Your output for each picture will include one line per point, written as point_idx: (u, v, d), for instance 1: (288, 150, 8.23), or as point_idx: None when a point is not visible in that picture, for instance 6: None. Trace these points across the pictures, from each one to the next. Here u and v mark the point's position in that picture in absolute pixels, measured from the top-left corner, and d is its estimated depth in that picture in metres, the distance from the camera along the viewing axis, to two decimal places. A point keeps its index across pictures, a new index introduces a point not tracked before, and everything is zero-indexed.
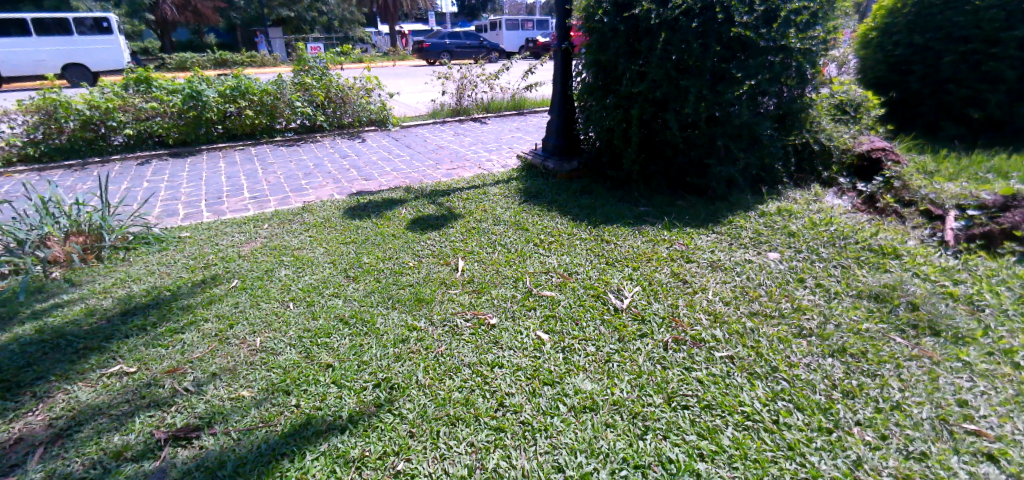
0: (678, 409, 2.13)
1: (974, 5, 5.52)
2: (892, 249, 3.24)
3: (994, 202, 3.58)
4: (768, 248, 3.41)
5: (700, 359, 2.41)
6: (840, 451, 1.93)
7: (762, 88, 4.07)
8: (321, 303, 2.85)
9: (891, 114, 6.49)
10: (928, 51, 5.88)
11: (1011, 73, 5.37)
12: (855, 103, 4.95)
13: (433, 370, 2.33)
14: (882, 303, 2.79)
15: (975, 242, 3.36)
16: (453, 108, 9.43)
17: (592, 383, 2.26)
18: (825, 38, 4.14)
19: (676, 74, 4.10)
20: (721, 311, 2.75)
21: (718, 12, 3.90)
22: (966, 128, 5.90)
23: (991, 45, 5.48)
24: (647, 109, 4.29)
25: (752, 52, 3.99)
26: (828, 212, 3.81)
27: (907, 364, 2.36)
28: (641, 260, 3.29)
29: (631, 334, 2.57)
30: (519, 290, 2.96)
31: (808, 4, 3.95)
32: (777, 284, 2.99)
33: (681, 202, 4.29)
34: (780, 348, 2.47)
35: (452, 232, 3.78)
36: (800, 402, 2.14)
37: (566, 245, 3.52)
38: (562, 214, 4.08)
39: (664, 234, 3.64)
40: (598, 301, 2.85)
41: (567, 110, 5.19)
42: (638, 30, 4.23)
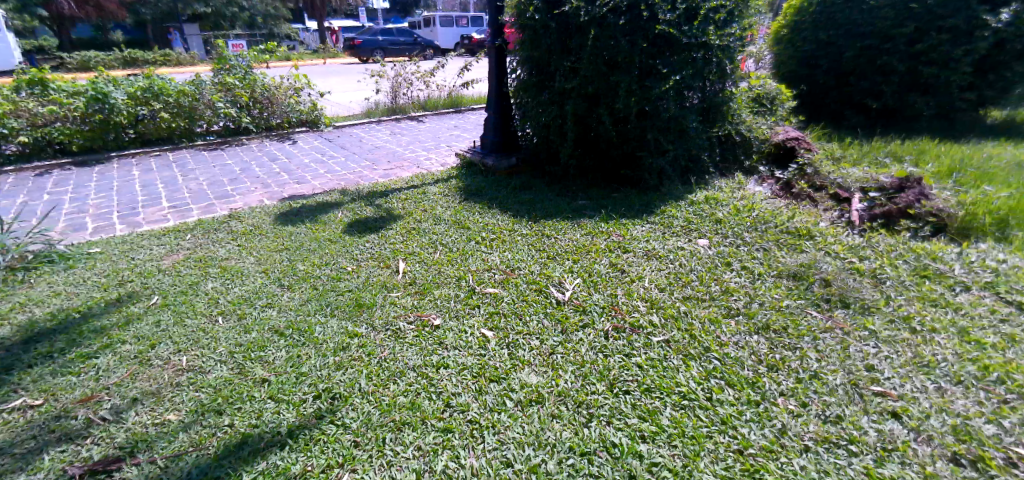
0: (620, 395, 2.20)
1: (870, 4, 5.97)
2: (807, 230, 3.50)
3: (892, 184, 3.94)
4: (698, 235, 3.59)
5: (639, 345, 2.51)
6: (767, 420, 2.07)
7: (687, 83, 4.26)
8: (254, 315, 2.73)
9: (803, 106, 7.01)
10: (832, 47, 6.37)
11: (902, 66, 5.91)
12: (770, 95, 5.28)
13: (377, 376, 2.29)
14: (799, 281, 3.01)
15: (876, 221, 3.68)
16: (388, 107, 9.25)
17: (537, 376, 2.30)
18: (741, 35, 4.38)
19: (606, 70, 4.23)
20: (657, 297, 2.87)
21: (643, 9, 4.03)
22: (866, 117, 6.46)
23: (885, 41, 5.96)
24: (581, 104, 4.40)
25: (677, 49, 4.16)
26: (750, 199, 4.06)
27: (822, 335, 2.56)
28: (581, 253, 3.37)
29: (573, 325, 2.64)
30: (462, 289, 2.96)
31: (725, 3, 4.16)
32: (707, 269, 3.15)
33: (617, 194, 4.42)
34: (712, 329, 2.61)
35: (391, 234, 3.71)
36: (730, 379, 2.28)
37: (506, 242, 3.55)
38: (503, 211, 4.11)
39: (602, 226, 3.74)
40: (540, 295, 2.90)
41: (503, 107, 5.22)
42: (570, 27, 4.32)
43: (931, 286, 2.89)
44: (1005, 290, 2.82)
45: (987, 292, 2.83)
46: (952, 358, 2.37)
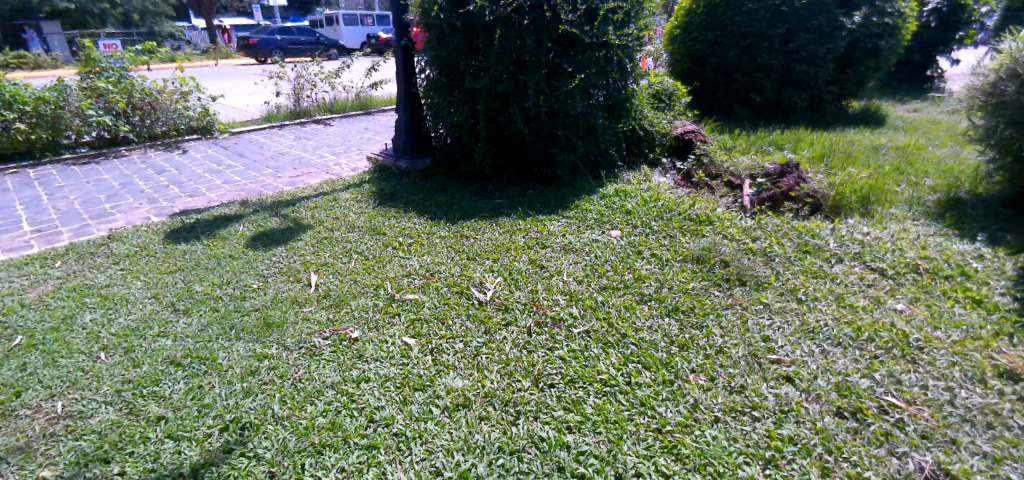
0: (545, 389, 2.24)
1: (748, 7, 6.50)
2: (706, 216, 3.75)
3: (775, 170, 4.32)
4: (611, 227, 3.73)
5: (561, 338, 2.56)
6: (681, 398, 2.20)
7: (591, 81, 4.41)
8: (143, 347, 2.47)
9: (698, 100, 7.48)
10: (718, 46, 6.86)
11: (778, 63, 6.51)
12: (667, 91, 5.59)
13: (291, 398, 2.16)
14: (702, 264, 3.22)
15: (765, 204, 4.01)
16: (290, 110, 8.76)
17: (462, 380, 2.28)
18: (638, 34, 4.58)
19: (514, 69, 4.27)
20: (575, 290, 2.94)
21: (545, 10, 4.12)
22: (752, 110, 7.04)
23: (763, 40, 6.52)
24: (492, 104, 4.41)
25: (580, 48, 4.30)
26: (655, 190, 4.28)
27: (724, 312, 2.76)
28: (500, 251, 3.39)
29: (496, 325, 2.64)
30: (380, 298, 2.87)
31: (622, 4, 4.34)
32: (621, 258, 3.29)
33: (532, 191, 4.49)
34: (627, 316, 2.73)
35: (301, 245, 3.52)
36: (647, 362, 2.39)
37: (424, 245, 3.49)
38: (419, 214, 4.03)
39: (520, 224, 3.78)
40: (461, 297, 2.88)
41: (414, 108, 5.12)
42: (475, 27, 4.30)
43: (812, 260, 3.21)
44: (870, 259, 3.20)
45: (856, 262, 3.19)
46: (832, 322, 2.65)
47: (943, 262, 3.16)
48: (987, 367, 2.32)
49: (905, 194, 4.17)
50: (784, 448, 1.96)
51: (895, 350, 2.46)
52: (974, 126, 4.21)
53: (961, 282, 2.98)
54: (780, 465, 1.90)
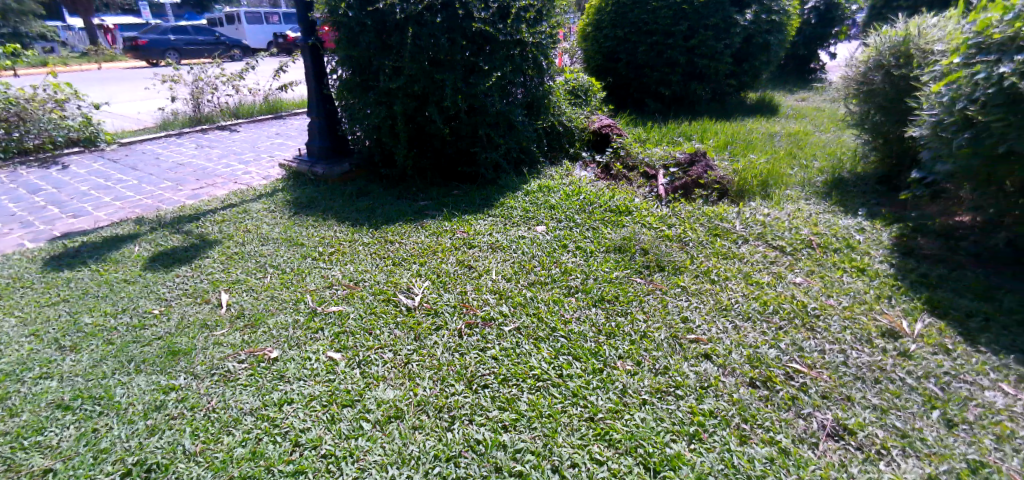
0: (479, 391, 2.22)
1: (653, 5, 6.81)
2: (626, 207, 3.89)
3: (686, 159, 4.55)
4: (536, 222, 3.77)
5: (492, 338, 2.55)
6: (610, 384, 2.27)
7: (508, 79, 4.44)
8: (22, 393, 2.19)
9: (612, 95, 7.69)
10: (628, 43, 7.14)
11: (682, 58, 6.88)
12: (583, 88, 5.73)
13: (205, 431, 2.00)
14: (624, 252, 3.34)
15: (677, 192, 4.22)
16: (190, 116, 8.13)
17: (394, 390, 2.22)
18: (551, 32, 4.65)
19: (429, 68, 4.20)
20: (504, 288, 2.95)
21: (457, 8, 4.07)
22: (662, 103, 7.36)
23: (667, 37, 6.86)
24: (410, 104, 4.31)
25: (495, 46, 4.30)
26: (577, 183, 4.37)
27: (646, 298, 2.89)
28: (427, 254, 3.32)
29: (426, 330, 2.59)
30: (301, 313, 2.72)
31: (533, 2, 4.39)
32: (547, 253, 3.34)
33: (457, 191, 4.45)
34: (556, 309, 2.77)
35: (208, 263, 3.28)
36: (576, 353, 2.44)
37: (346, 254, 3.35)
38: (339, 221, 3.87)
39: (445, 225, 3.73)
40: (388, 305, 2.79)
41: (327, 110, 4.90)
42: (386, 26, 4.17)
43: (721, 242, 3.42)
44: (772, 238, 3.46)
45: (760, 241, 3.44)
46: (741, 299, 2.85)
47: (832, 237, 3.48)
48: (872, 328, 2.59)
49: (798, 177, 4.55)
50: (706, 422, 2.07)
51: (797, 319, 2.68)
52: (851, 113, 4.67)
53: (848, 253, 3.30)
54: (703, 438, 2.01)
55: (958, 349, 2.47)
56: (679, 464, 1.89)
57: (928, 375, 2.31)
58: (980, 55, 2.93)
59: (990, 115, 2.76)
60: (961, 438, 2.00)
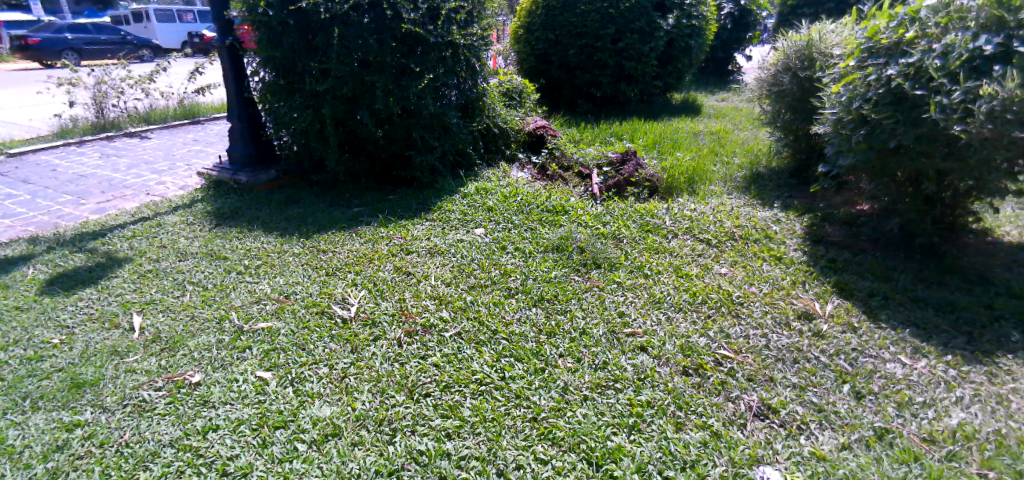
0: (420, 400, 2.18)
1: (581, 9, 6.97)
2: (562, 207, 3.94)
3: (618, 158, 4.67)
4: (475, 225, 3.75)
5: (433, 344, 2.51)
6: (552, 383, 2.29)
7: (441, 81, 4.38)
8: None
9: (546, 97, 7.84)
10: (559, 45, 7.25)
11: (611, 61, 7.08)
12: (517, 90, 5.74)
13: (117, 468, 1.83)
14: (562, 251, 3.38)
15: (611, 191, 4.33)
16: (92, 123, 7.46)
17: (330, 407, 2.12)
18: (482, 34, 4.64)
19: (358, 70, 4.06)
20: (444, 293, 2.91)
21: (385, 8, 3.98)
22: (594, 104, 7.55)
23: (596, 40, 7.04)
24: (339, 107, 4.12)
25: (426, 48, 4.22)
26: (514, 185, 4.38)
27: (584, 295, 2.94)
28: (362, 263, 3.22)
29: (363, 341, 2.51)
30: (226, 332, 2.56)
31: (463, 4, 4.37)
32: (486, 255, 3.32)
33: (393, 196, 4.34)
34: (496, 311, 2.77)
35: (117, 283, 3.01)
36: (518, 354, 2.44)
37: (275, 266, 3.19)
38: (266, 232, 3.67)
39: (381, 231, 3.64)
40: (322, 318, 2.67)
41: (250, 115, 4.64)
42: (311, 26, 4.00)
43: (653, 238, 3.54)
44: (699, 231, 3.62)
45: (689, 235, 3.59)
46: (673, 291, 2.96)
47: (752, 228, 3.69)
48: (789, 312, 2.77)
49: (721, 173, 4.80)
50: (645, 413, 2.13)
51: (723, 308, 2.82)
52: (766, 111, 4.98)
53: (767, 243, 3.51)
54: (642, 429, 2.06)
55: (863, 327, 2.69)
56: (620, 456, 1.93)
57: (839, 352, 2.50)
58: (871, 58, 3.22)
59: (882, 113, 3.03)
60: (868, 408, 2.19)
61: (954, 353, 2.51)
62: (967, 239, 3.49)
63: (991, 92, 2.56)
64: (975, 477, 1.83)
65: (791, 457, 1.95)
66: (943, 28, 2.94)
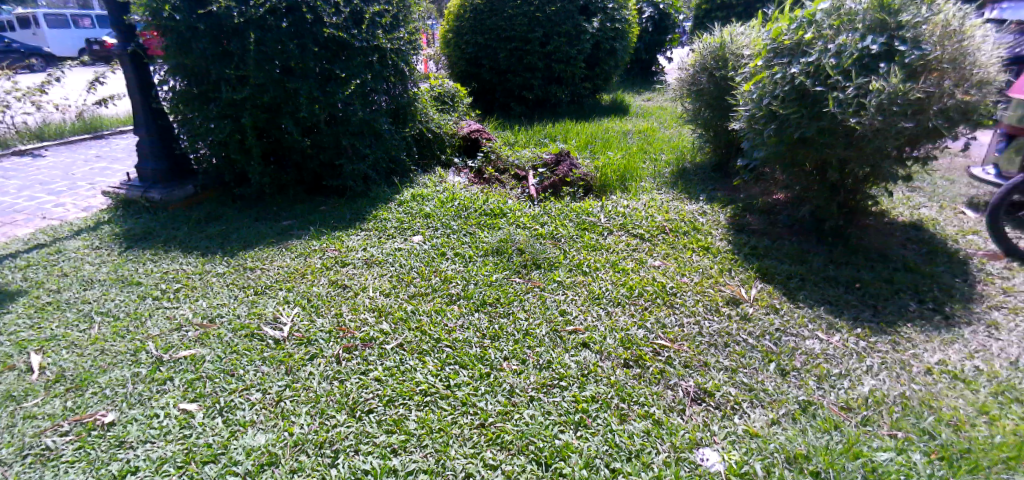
0: (363, 418, 2.11)
1: (508, 12, 7.04)
2: (500, 210, 3.96)
3: (552, 159, 4.75)
4: (412, 233, 3.69)
5: (373, 359, 2.44)
6: (498, 387, 2.29)
7: (369, 87, 4.28)
8: None
9: (478, 101, 7.79)
10: (489, 49, 7.28)
11: (541, 63, 7.20)
12: (449, 94, 5.70)
13: None
14: (502, 254, 3.39)
15: (547, 191, 4.39)
16: None
17: (265, 434, 2.02)
18: (409, 38, 4.58)
19: (279, 76, 3.87)
20: (383, 304, 2.84)
21: (304, 12, 3.82)
22: (526, 106, 7.62)
23: (525, 43, 7.14)
24: (260, 116, 3.93)
25: (350, 53, 4.12)
26: (450, 190, 4.35)
27: (526, 296, 2.96)
28: (294, 279, 3.08)
29: (299, 361, 2.41)
30: (144, 364, 2.38)
31: (387, 8, 4.30)
32: (426, 263, 3.28)
33: (324, 206, 4.20)
34: (438, 319, 2.73)
35: (11, 320, 2.73)
36: (462, 361, 2.43)
37: (197, 288, 3.00)
38: (186, 252, 3.44)
39: (313, 245, 3.50)
40: (253, 341, 2.54)
41: (160, 127, 4.33)
42: (223, 30, 3.74)
43: (590, 236, 3.63)
44: (633, 227, 3.75)
45: (623, 231, 3.71)
46: (611, 287, 3.04)
47: (681, 221, 3.86)
48: (718, 299, 2.92)
49: (650, 169, 4.99)
50: (589, 408, 2.18)
51: (658, 299, 2.93)
52: (688, 110, 5.23)
53: (695, 235, 3.68)
54: (588, 424, 2.11)
55: (784, 308, 2.88)
56: (568, 453, 1.96)
57: (765, 333, 2.66)
58: (776, 57, 3.45)
59: (789, 108, 3.27)
60: (792, 383, 2.34)
61: (863, 326, 2.74)
62: (869, 221, 3.82)
63: (879, 88, 2.87)
64: (886, 437, 2.01)
65: (726, 437, 2.06)
66: (836, 29, 3.20)
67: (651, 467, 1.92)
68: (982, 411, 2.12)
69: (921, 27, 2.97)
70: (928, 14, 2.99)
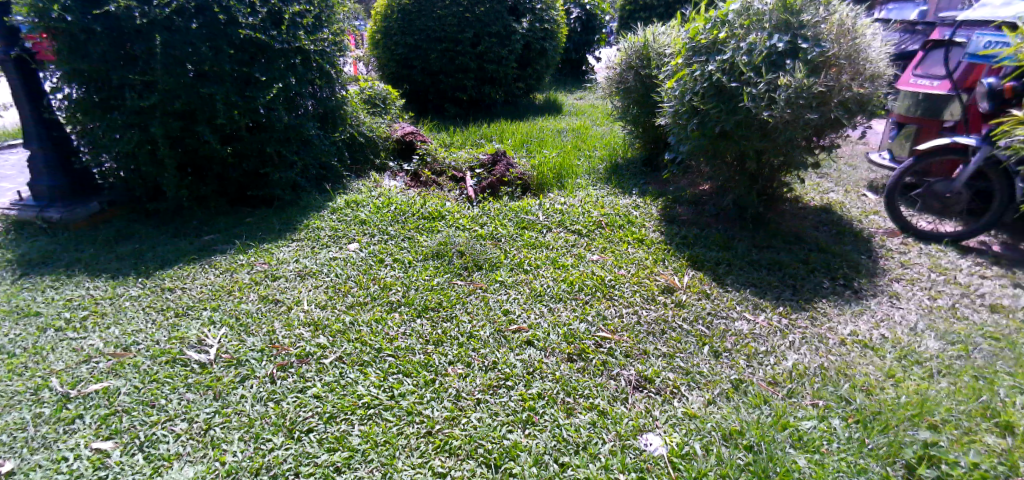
0: (302, 438, 2.03)
1: (437, 13, 6.98)
2: (438, 213, 3.91)
3: (489, 160, 4.76)
4: (347, 240, 3.58)
5: (311, 375, 2.35)
6: (443, 392, 2.27)
7: (293, 90, 4.09)
8: None
9: (411, 103, 7.68)
10: (419, 50, 7.17)
11: (473, 64, 7.19)
12: (381, 96, 5.56)
13: None
14: (442, 258, 3.36)
15: (486, 192, 4.39)
16: None
17: (193, 466, 1.90)
18: (333, 39, 4.44)
19: (192, 81, 3.60)
20: (320, 317, 2.74)
21: (217, 12, 3.56)
22: (461, 107, 7.60)
23: (456, 43, 7.10)
24: (172, 124, 3.64)
25: (270, 56, 3.91)
26: (386, 194, 4.25)
27: (468, 298, 2.95)
28: (219, 297, 2.91)
29: (228, 385, 2.28)
30: (48, 402, 2.17)
31: (308, 8, 4.14)
32: (363, 271, 3.20)
33: (250, 218, 3.99)
34: (379, 329, 2.67)
35: None
36: (406, 370, 2.38)
37: (107, 315, 2.76)
38: (94, 275, 3.17)
39: (240, 259, 3.32)
40: (175, 367, 2.37)
41: (56, 140, 3.94)
42: (124, 33, 3.45)
43: (529, 234, 3.66)
44: (570, 223, 3.82)
45: (561, 228, 3.77)
46: (552, 283, 3.09)
47: (615, 215, 3.97)
48: (654, 288, 3.03)
49: (585, 166, 5.09)
50: (536, 405, 2.20)
51: (598, 292, 3.00)
52: (617, 107, 5.39)
53: (630, 228, 3.80)
54: (535, 421, 2.13)
55: (714, 292, 3.03)
56: (517, 453, 1.98)
57: (698, 318, 2.79)
58: (694, 56, 3.63)
59: (709, 103, 3.44)
60: (725, 363, 2.47)
61: (784, 304, 2.93)
62: (786, 206, 4.09)
63: (786, 83, 3.09)
64: (810, 407, 2.16)
65: (667, 420, 2.14)
66: (747, 28, 3.39)
67: (598, 457, 1.96)
68: (889, 375, 2.33)
69: (819, 26, 3.24)
70: (824, 13, 3.26)
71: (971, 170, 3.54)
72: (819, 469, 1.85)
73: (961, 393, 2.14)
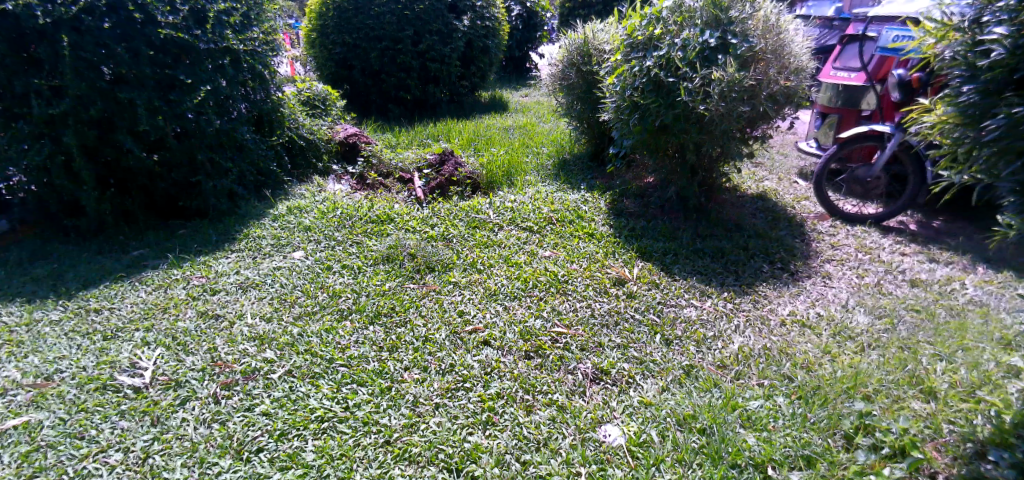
0: (252, 458, 1.94)
1: (375, 11, 6.84)
2: (387, 215, 3.83)
3: (437, 160, 4.71)
4: (292, 248, 3.44)
5: (259, 392, 2.25)
6: (400, 399, 2.22)
7: (223, 93, 3.89)
8: None
9: (353, 104, 7.47)
10: (358, 49, 6.97)
11: (415, 63, 7.10)
12: (320, 97, 5.36)
13: None
14: (393, 261, 3.29)
15: (434, 192, 4.35)
16: None
17: None
18: (264, 39, 4.26)
19: (107, 85, 3.35)
20: (266, 331, 2.62)
21: (132, 11, 3.35)
22: (405, 108, 7.49)
23: (396, 42, 7.00)
24: (87, 133, 3.36)
25: (195, 57, 3.69)
26: (331, 199, 4.12)
27: (422, 301, 2.91)
28: (153, 316, 2.73)
29: (168, 408, 2.15)
30: None
31: (235, 6, 3.94)
32: (311, 279, 3.09)
33: (183, 231, 3.76)
34: (330, 338, 2.58)
35: None
36: (360, 379, 2.32)
37: (24, 343, 2.53)
38: (4, 300, 2.89)
39: (174, 274, 3.14)
40: (105, 394, 2.21)
41: None
42: (25, 34, 3.17)
43: (481, 233, 3.64)
44: (521, 220, 3.82)
45: (512, 226, 3.77)
46: (506, 281, 3.08)
47: (565, 210, 4.01)
48: (606, 281, 3.08)
49: (532, 162, 5.11)
50: (495, 405, 2.19)
51: (552, 288, 3.02)
52: (561, 103, 5.45)
53: (579, 223, 3.84)
54: (496, 421, 2.12)
55: (663, 282, 3.12)
56: (479, 454, 1.96)
57: (649, 308, 2.86)
58: (632, 52, 3.72)
59: (647, 99, 3.53)
60: (676, 350, 2.55)
61: (728, 290, 3.06)
62: (725, 196, 4.26)
63: (719, 77, 3.22)
64: (755, 387, 2.26)
65: (625, 411, 2.18)
66: (679, 25, 3.51)
67: (558, 453, 1.98)
68: (826, 351, 2.47)
69: (747, 22, 3.37)
70: (750, 10, 3.41)
71: (886, 155, 3.77)
72: (767, 446, 1.93)
73: (889, 363, 2.30)
